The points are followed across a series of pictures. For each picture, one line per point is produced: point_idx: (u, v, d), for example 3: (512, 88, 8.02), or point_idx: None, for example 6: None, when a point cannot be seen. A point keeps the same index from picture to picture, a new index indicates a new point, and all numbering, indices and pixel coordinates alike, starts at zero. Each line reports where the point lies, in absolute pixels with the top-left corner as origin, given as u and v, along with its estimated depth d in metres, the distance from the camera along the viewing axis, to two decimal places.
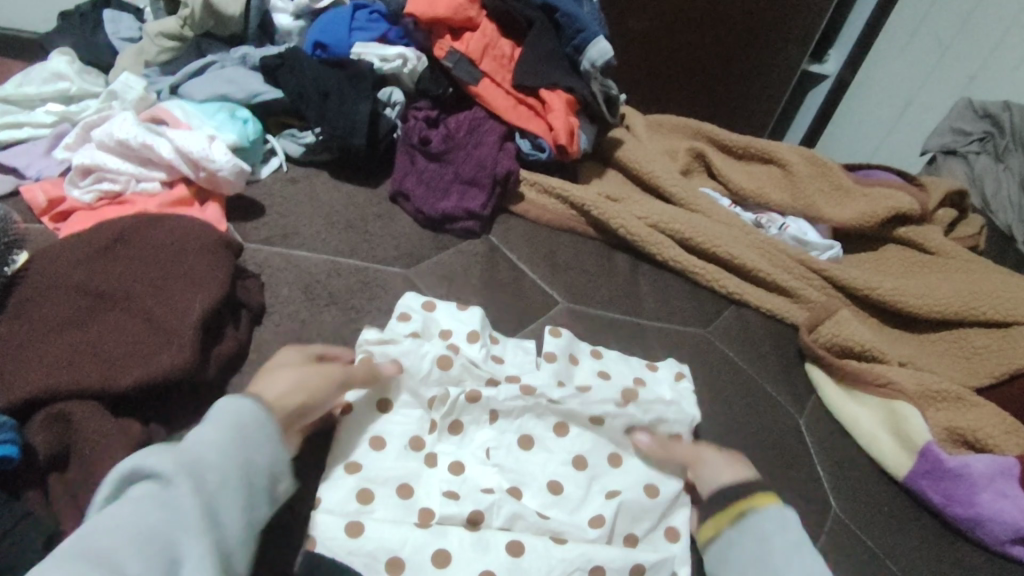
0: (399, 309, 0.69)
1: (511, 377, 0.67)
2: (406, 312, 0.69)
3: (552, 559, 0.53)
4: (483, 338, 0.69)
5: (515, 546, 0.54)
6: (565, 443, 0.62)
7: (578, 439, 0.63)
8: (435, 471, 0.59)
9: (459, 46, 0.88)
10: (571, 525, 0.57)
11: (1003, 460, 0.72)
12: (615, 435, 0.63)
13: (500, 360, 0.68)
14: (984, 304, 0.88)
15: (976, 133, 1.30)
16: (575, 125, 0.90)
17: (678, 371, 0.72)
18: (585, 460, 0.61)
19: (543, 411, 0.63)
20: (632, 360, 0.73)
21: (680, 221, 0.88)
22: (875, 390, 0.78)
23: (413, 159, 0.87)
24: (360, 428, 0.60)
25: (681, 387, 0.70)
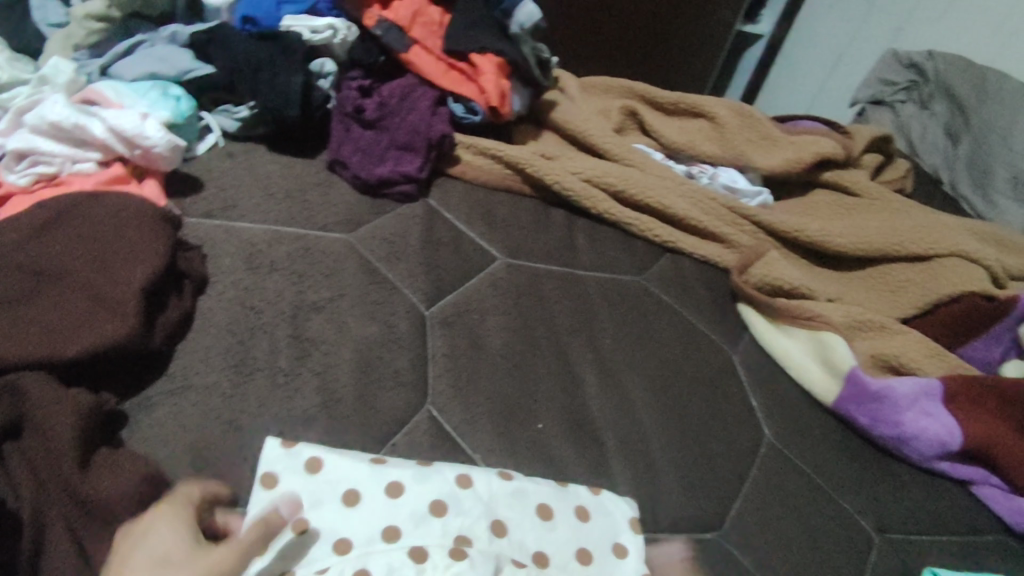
0: (448, 475, 0.57)
1: (538, 557, 0.54)
2: (443, 499, 0.55)
3: (494, 488, 0.57)
4: (586, 549, 0.56)
5: (462, 478, 0.57)
6: (522, 490, 0.58)
7: (539, 487, 0.59)
8: (387, 467, 0.56)
9: (388, 14, 0.91)
10: (530, 490, 0.58)
11: (926, 381, 0.77)
12: (575, 490, 0.60)
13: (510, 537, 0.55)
14: (906, 240, 0.92)
15: (902, 83, 1.37)
16: (507, 87, 0.93)
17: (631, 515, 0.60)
18: (511, 474, 0.59)
19: (530, 490, 0.58)
20: (572, 489, 0.60)
21: (614, 174, 0.90)
22: (804, 322, 0.82)
23: (348, 127, 0.89)
24: (301, 450, 0.56)
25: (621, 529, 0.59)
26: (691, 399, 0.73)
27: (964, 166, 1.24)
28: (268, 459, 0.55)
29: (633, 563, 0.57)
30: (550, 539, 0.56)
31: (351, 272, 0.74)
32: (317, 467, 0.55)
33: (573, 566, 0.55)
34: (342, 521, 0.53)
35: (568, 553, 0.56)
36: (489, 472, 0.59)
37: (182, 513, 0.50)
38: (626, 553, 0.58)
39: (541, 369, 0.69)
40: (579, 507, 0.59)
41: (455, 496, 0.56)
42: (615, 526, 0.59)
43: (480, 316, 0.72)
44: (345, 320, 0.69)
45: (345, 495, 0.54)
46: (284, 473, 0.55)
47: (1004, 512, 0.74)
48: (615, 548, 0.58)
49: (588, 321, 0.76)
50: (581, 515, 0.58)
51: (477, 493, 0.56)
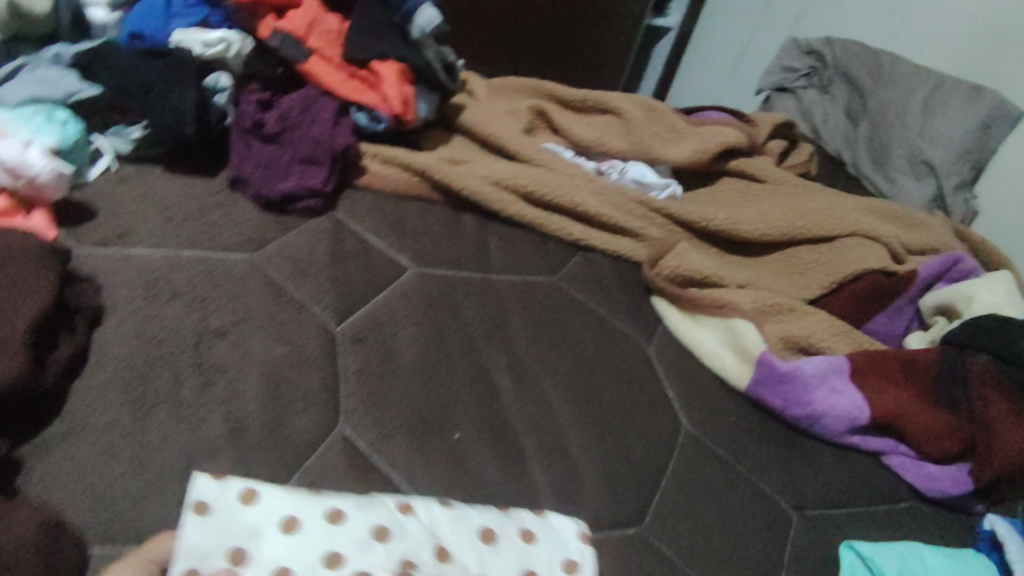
0: (391, 505, 0.56)
1: None
2: (384, 527, 0.54)
3: (436, 517, 0.56)
4: (533, 567, 0.56)
5: (403, 506, 0.56)
6: (465, 517, 0.57)
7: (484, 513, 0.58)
8: (327, 500, 0.54)
9: (283, 24, 0.88)
10: (473, 516, 0.57)
11: (833, 359, 0.80)
12: (518, 513, 0.60)
13: (452, 559, 0.54)
14: (810, 223, 0.95)
15: (803, 69, 1.43)
16: (410, 93, 0.93)
17: (579, 530, 0.60)
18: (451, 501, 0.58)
19: (473, 517, 0.57)
20: (517, 512, 0.60)
21: (522, 175, 0.89)
22: (716, 311, 0.83)
23: (249, 143, 0.86)
24: (237, 481, 0.54)
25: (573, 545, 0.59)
26: (611, 396, 0.73)
27: (864, 147, 1.29)
28: (201, 491, 0.52)
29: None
30: (493, 563, 0.55)
31: (257, 293, 0.72)
32: (252, 500, 0.53)
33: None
34: (284, 551, 0.51)
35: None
36: (430, 501, 0.58)
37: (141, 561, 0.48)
38: (575, 570, 0.58)
39: (456, 378, 0.69)
40: (524, 529, 0.58)
41: (397, 523, 0.54)
42: (565, 545, 0.59)
43: (392, 329, 0.71)
44: (251, 343, 0.67)
45: (285, 523, 0.52)
46: (217, 506, 0.52)
47: (913, 478, 0.78)
48: (564, 565, 0.58)
49: (502, 326, 0.76)
50: (526, 536, 0.58)
51: (419, 520, 0.56)
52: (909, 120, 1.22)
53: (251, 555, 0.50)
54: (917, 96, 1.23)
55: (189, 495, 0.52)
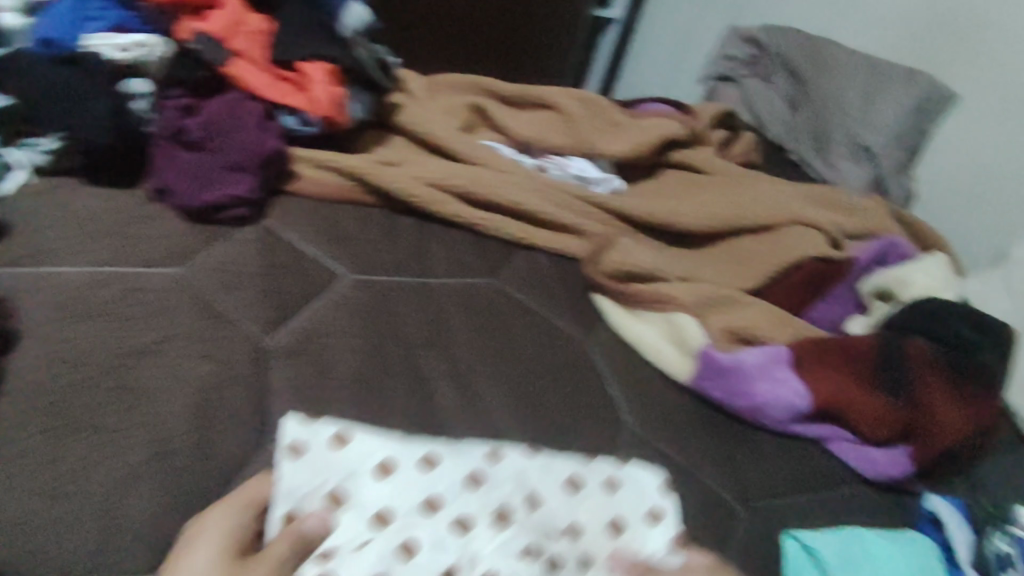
0: (464, 451, 0.62)
1: (566, 529, 0.60)
2: (473, 474, 0.61)
3: (511, 466, 0.62)
4: (610, 513, 0.62)
5: (492, 455, 0.63)
6: (535, 464, 0.64)
7: (557, 465, 0.64)
8: (411, 449, 0.61)
9: (204, 25, 0.85)
10: (541, 475, 0.63)
11: (772, 348, 0.80)
12: (591, 464, 0.65)
13: (536, 504, 0.61)
14: (750, 213, 0.94)
15: (744, 58, 1.42)
16: (340, 95, 0.90)
17: (643, 470, 0.67)
18: (499, 453, 0.63)
19: (543, 470, 0.63)
20: (576, 457, 0.66)
21: (457, 175, 0.88)
22: (657, 306, 0.84)
23: (171, 151, 0.83)
24: (327, 424, 0.60)
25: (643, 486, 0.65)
26: (555, 396, 0.72)
27: (810, 138, 1.29)
28: (293, 432, 0.59)
29: (661, 530, 0.62)
30: (577, 509, 0.62)
31: (183, 309, 0.69)
32: (344, 443, 0.60)
33: (600, 531, 0.61)
34: (380, 493, 0.58)
35: (598, 520, 0.62)
36: (493, 451, 0.63)
37: (246, 499, 0.53)
38: (658, 521, 0.63)
39: (392, 387, 0.67)
40: (606, 479, 0.65)
41: (481, 468, 0.62)
42: (642, 495, 0.64)
43: (325, 339, 0.69)
44: (178, 361, 0.65)
45: (377, 466, 0.59)
46: (310, 445, 0.59)
47: (858, 466, 0.78)
48: (648, 514, 0.63)
49: (441, 330, 0.74)
50: (609, 485, 0.64)
51: (501, 465, 0.62)
52: (849, 105, 1.23)
53: (348, 495, 0.57)
54: (855, 84, 1.23)
55: (280, 438, 0.59)
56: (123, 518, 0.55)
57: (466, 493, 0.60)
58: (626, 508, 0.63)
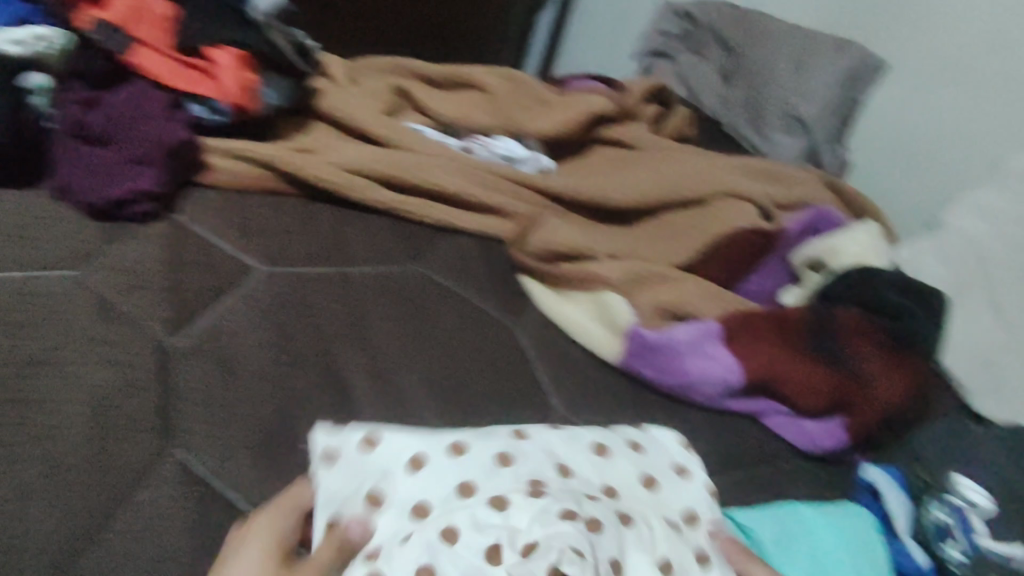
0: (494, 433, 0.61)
1: (607, 488, 0.60)
2: (503, 453, 0.58)
3: (546, 445, 0.61)
4: (649, 480, 0.63)
5: (518, 432, 0.62)
6: (565, 442, 0.62)
7: (587, 435, 0.64)
8: (440, 438, 0.59)
9: (103, 14, 0.80)
10: (573, 452, 0.62)
11: (704, 324, 0.79)
12: (614, 435, 0.66)
13: (571, 471, 0.60)
14: (677, 187, 0.94)
15: (676, 32, 1.42)
16: (250, 80, 0.86)
17: (676, 440, 0.68)
18: (524, 432, 0.62)
19: (574, 444, 0.62)
20: (605, 433, 0.66)
21: (376, 160, 0.86)
22: (583, 286, 0.83)
23: (68, 146, 0.77)
24: (356, 427, 0.59)
25: (677, 454, 0.67)
26: (484, 384, 0.71)
27: (742, 109, 1.29)
28: (323, 440, 0.59)
29: (694, 484, 0.64)
30: (612, 474, 0.62)
31: (80, 312, 0.65)
32: (374, 443, 0.58)
33: (642, 491, 0.62)
34: (413, 487, 0.55)
35: (634, 483, 0.62)
36: (517, 434, 0.62)
37: (288, 508, 0.55)
38: (688, 477, 0.65)
39: (307, 383, 0.65)
40: (632, 443, 0.66)
41: (513, 446, 0.60)
42: (663, 456, 0.66)
43: (235, 337, 0.66)
44: (75, 367, 0.60)
45: (411, 461, 0.57)
46: (342, 452, 0.58)
47: (792, 438, 0.77)
48: (675, 470, 0.65)
49: (360, 321, 0.72)
50: (636, 449, 0.65)
51: (529, 443, 0.61)
52: (780, 76, 1.22)
53: (386, 495, 0.55)
54: (784, 54, 1.23)
55: (314, 446, 0.59)
56: (11, 541, 0.50)
57: (503, 469, 0.57)
58: (653, 469, 0.64)
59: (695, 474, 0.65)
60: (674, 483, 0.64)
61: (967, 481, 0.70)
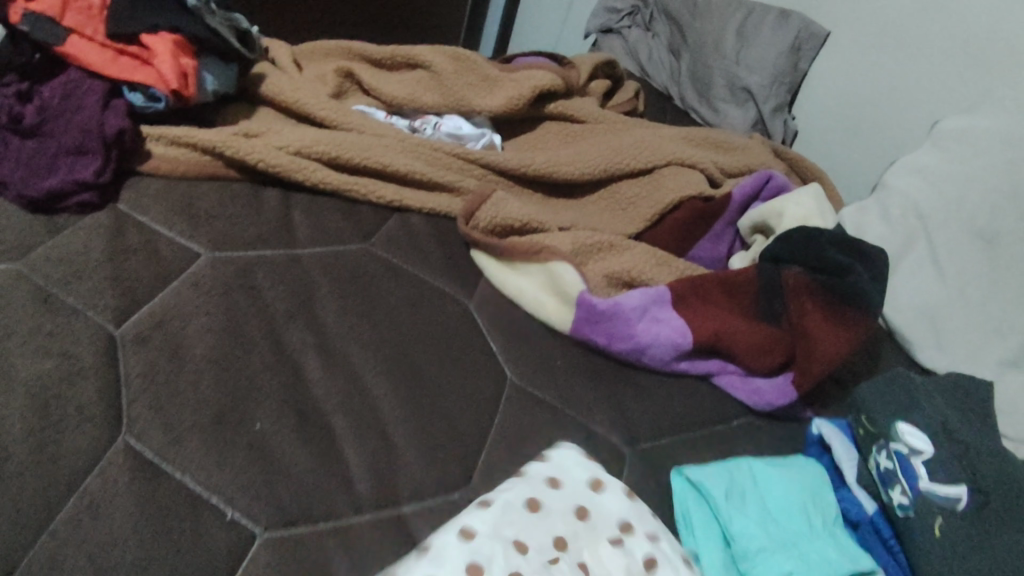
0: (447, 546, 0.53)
1: (558, 541, 0.57)
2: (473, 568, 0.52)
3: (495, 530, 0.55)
4: (580, 506, 0.61)
5: (464, 532, 0.54)
6: (505, 515, 0.57)
7: (514, 493, 0.59)
8: None
9: (33, 5, 0.77)
10: (518, 525, 0.57)
11: (654, 290, 0.80)
12: (529, 476, 0.61)
13: (524, 544, 0.56)
14: (626, 157, 0.95)
15: (626, 9, 1.44)
16: (188, 66, 0.84)
17: (576, 454, 0.65)
18: (469, 527, 0.55)
19: (512, 516, 0.57)
20: (518, 477, 0.61)
21: (324, 141, 0.85)
22: (534, 258, 0.81)
23: (5, 140, 0.76)
24: None
25: (585, 464, 0.64)
26: (438, 359, 0.71)
27: (688, 78, 1.30)
28: None
29: (611, 494, 0.62)
30: (552, 522, 0.58)
31: (16, 302, 0.63)
32: None
33: (580, 530, 0.59)
34: None
35: (572, 521, 0.59)
36: (464, 535, 0.54)
37: None
38: (602, 488, 0.63)
39: (256, 363, 0.64)
40: (548, 478, 0.61)
41: (473, 552, 0.53)
42: (574, 472, 0.63)
43: (181, 322, 0.66)
44: (14, 361, 0.58)
45: None
46: None
47: (744, 396, 0.79)
48: (590, 485, 0.62)
49: (308, 302, 0.72)
50: (554, 485, 0.61)
51: (481, 537, 0.55)
52: (725, 47, 1.23)
53: None
54: (731, 26, 1.24)
55: None
56: None
57: None
58: (580, 494, 0.61)
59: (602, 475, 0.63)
60: (594, 498, 0.61)
61: (908, 428, 0.68)
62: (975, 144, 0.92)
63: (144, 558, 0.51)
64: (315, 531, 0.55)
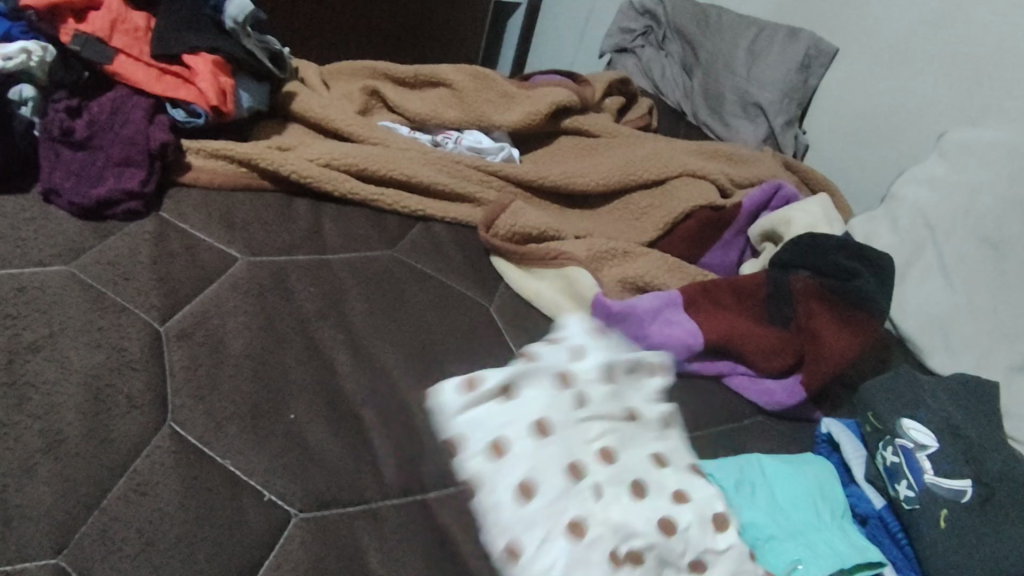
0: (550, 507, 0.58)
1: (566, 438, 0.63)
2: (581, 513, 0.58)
3: (541, 474, 0.60)
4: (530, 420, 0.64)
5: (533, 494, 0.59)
6: (529, 469, 0.60)
7: (504, 462, 0.60)
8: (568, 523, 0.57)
9: (83, 27, 0.83)
10: (534, 467, 0.60)
11: (666, 293, 0.84)
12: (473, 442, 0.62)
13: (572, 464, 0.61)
14: (639, 169, 0.99)
15: (639, 29, 1.48)
16: (227, 85, 0.90)
17: (453, 390, 0.65)
18: (534, 491, 0.59)
19: (527, 465, 0.60)
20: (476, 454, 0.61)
21: (351, 155, 0.91)
22: (549, 263, 0.87)
23: (56, 153, 0.80)
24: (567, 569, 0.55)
25: (471, 394, 0.64)
26: (462, 356, 0.75)
27: (700, 96, 1.35)
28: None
29: (521, 391, 0.66)
30: (552, 441, 0.62)
31: (70, 302, 0.67)
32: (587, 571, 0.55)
33: (563, 426, 0.64)
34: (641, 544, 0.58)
35: (549, 427, 0.64)
36: (530, 496, 0.59)
37: None
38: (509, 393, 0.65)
39: (290, 359, 0.68)
40: (495, 437, 0.62)
41: (572, 501, 0.59)
42: (485, 410, 0.64)
43: (220, 320, 0.70)
44: (69, 354, 0.63)
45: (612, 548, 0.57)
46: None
47: (754, 396, 0.81)
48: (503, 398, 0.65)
49: (338, 303, 0.76)
50: (505, 435, 0.62)
51: (549, 495, 0.59)
52: (736, 66, 1.28)
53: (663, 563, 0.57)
54: (741, 45, 1.28)
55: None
56: (14, 509, 0.52)
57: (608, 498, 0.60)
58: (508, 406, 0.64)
59: (478, 388, 0.65)
60: (519, 409, 0.64)
61: (911, 423, 0.71)
62: (981, 156, 0.95)
63: (190, 532, 0.55)
64: (344, 513, 0.59)
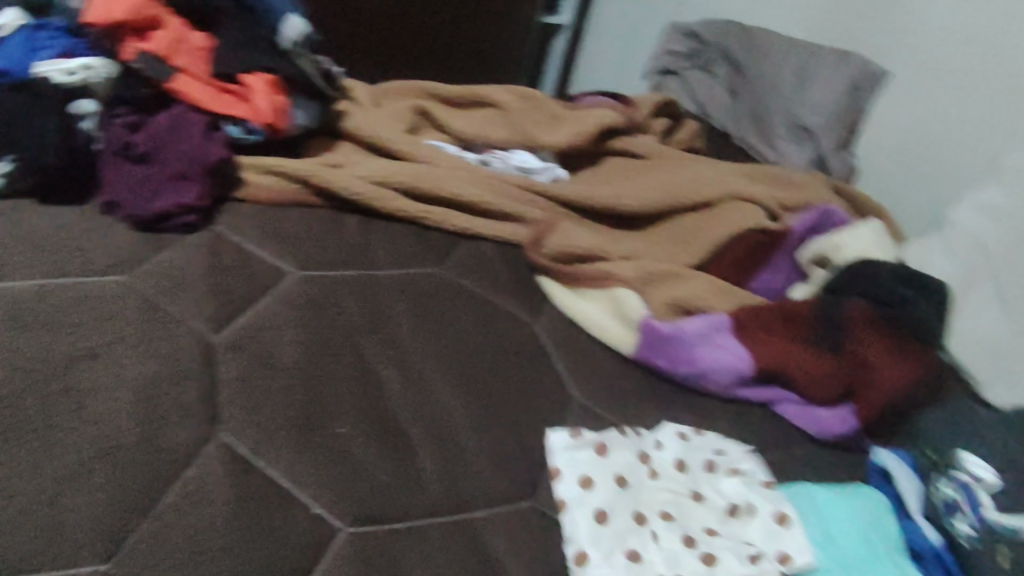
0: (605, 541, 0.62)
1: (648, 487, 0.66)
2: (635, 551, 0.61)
3: (615, 514, 0.63)
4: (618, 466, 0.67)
5: (599, 522, 0.63)
6: (604, 504, 0.64)
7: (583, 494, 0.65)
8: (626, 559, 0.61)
9: (146, 45, 0.84)
10: (612, 505, 0.64)
11: (717, 317, 0.82)
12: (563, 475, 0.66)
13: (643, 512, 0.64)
14: (688, 191, 0.98)
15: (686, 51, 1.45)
16: (281, 103, 0.92)
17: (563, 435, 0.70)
18: (603, 521, 0.63)
19: (603, 502, 0.64)
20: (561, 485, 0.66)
21: (402, 173, 0.91)
22: (599, 285, 0.86)
23: (117, 166, 0.83)
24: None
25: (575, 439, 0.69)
26: (508, 374, 0.75)
27: (747, 118, 1.34)
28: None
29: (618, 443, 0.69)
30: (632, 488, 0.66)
31: (127, 311, 0.69)
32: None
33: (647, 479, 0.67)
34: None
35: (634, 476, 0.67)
36: (599, 527, 0.62)
37: None
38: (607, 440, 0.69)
39: (338, 373, 0.69)
40: (582, 471, 0.66)
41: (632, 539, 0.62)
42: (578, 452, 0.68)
43: (272, 333, 0.71)
44: (126, 362, 0.64)
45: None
46: None
47: (806, 424, 0.79)
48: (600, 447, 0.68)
49: (386, 319, 0.76)
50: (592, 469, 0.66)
51: (614, 528, 0.63)
52: (784, 88, 1.27)
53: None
54: (790, 68, 1.27)
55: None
56: (71, 514, 0.54)
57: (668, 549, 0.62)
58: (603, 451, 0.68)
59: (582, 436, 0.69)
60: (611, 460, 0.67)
61: (970, 457, 0.69)
62: None
63: (238, 543, 0.55)
64: (390, 529, 0.59)
